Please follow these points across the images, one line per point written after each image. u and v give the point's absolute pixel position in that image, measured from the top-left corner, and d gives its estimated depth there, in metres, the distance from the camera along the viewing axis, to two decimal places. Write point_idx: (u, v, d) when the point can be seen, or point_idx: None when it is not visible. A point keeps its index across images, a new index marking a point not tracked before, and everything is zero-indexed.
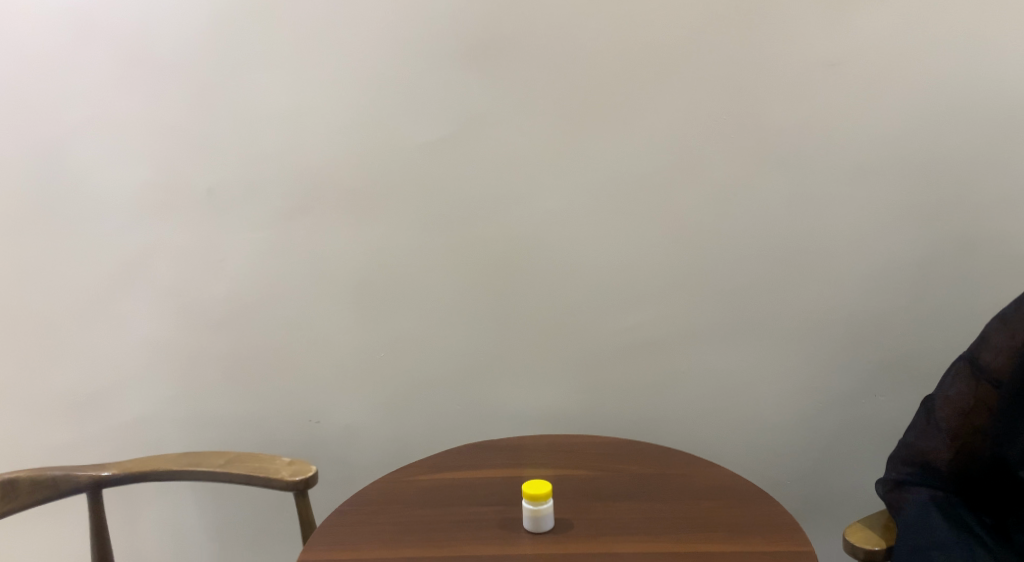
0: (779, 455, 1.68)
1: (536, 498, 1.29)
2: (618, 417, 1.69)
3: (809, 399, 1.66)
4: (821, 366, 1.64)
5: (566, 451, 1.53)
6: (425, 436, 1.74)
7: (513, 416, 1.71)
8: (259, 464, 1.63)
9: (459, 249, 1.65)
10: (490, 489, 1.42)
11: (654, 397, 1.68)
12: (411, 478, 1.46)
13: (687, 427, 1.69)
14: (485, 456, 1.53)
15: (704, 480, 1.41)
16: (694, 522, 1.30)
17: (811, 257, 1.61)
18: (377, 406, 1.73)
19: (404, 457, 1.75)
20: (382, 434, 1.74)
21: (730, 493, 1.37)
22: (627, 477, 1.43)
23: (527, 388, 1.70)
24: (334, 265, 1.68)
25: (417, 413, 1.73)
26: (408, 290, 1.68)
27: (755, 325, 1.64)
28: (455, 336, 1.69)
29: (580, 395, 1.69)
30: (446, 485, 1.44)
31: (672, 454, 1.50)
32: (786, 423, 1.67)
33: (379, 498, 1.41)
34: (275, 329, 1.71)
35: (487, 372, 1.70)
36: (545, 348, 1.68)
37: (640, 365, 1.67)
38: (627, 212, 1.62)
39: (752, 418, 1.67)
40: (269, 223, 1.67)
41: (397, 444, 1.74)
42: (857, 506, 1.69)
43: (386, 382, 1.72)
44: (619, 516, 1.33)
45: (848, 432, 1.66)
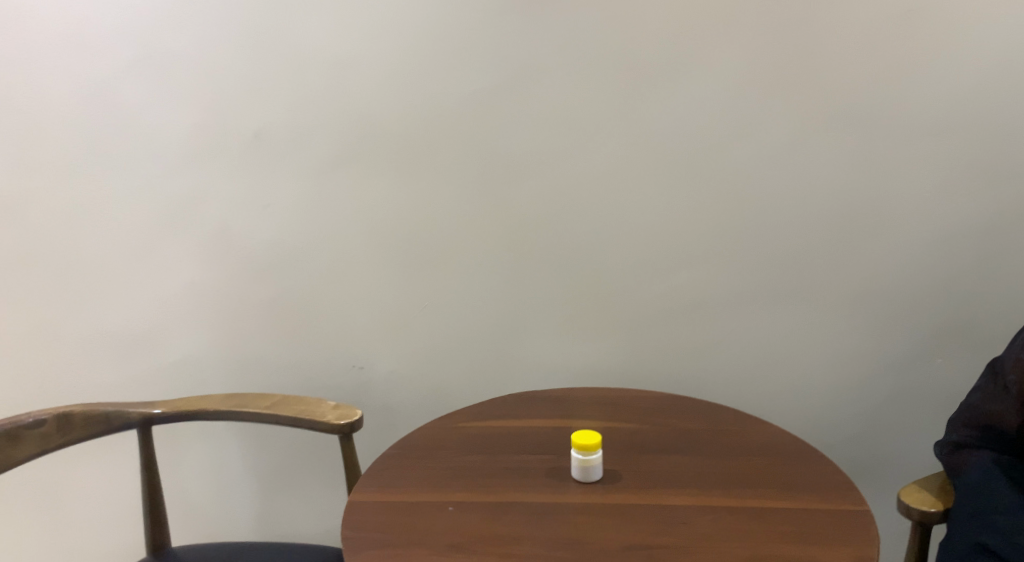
0: (830, 418, 1.65)
1: (585, 448, 1.28)
2: (663, 377, 1.67)
3: (862, 361, 1.62)
4: (876, 328, 1.60)
5: (613, 404, 1.51)
6: (469, 385, 1.73)
7: (559, 371, 1.70)
8: (304, 407, 1.64)
9: (509, 199, 1.63)
10: (536, 439, 1.41)
11: (701, 354, 1.65)
12: (458, 424, 1.46)
13: (734, 386, 1.66)
14: (531, 406, 1.52)
15: (755, 436, 1.39)
16: (744, 478, 1.28)
17: (871, 217, 1.56)
18: (422, 356, 1.73)
19: (447, 408, 1.75)
20: (427, 385, 1.74)
21: (780, 450, 1.35)
22: (676, 431, 1.42)
23: (572, 345, 1.68)
24: (382, 213, 1.66)
25: (461, 362, 1.72)
26: (455, 241, 1.66)
27: (810, 285, 1.60)
28: (502, 290, 1.67)
29: (626, 354, 1.67)
30: (492, 433, 1.43)
31: (722, 410, 1.48)
32: (837, 384, 1.64)
33: (426, 444, 1.41)
34: (322, 274, 1.71)
35: (533, 328, 1.68)
36: (592, 305, 1.66)
37: (688, 324, 1.64)
38: (681, 168, 1.58)
39: (802, 380, 1.64)
40: (317, 170, 1.65)
41: (442, 395, 1.74)
42: (908, 471, 1.66)
43: (431, 333, 1.71)
44: (667, 469, 1.31)
45: (902, 396, 1.63)
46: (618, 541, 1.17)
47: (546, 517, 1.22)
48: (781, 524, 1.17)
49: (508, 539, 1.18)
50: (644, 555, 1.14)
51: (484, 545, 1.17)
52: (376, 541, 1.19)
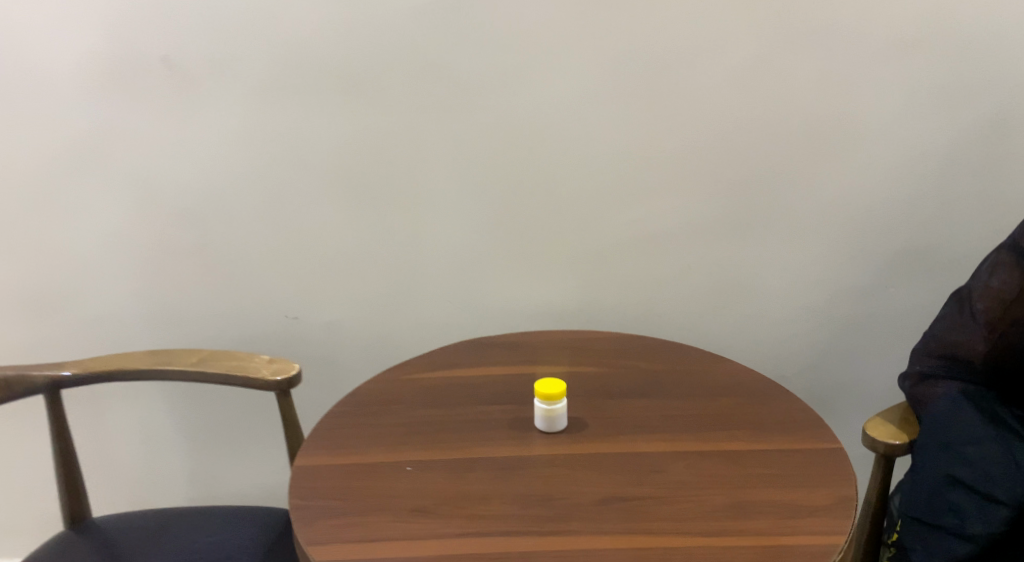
0: (782, 352, 1.64)
1: (550, 398, 1.21)
2: (617, 316, 1.63)
3: (815, 293, 1.60)
4: (831, 260, 1.58)
5: (570, 349, 1.46)
6: (416, 331, 1.64)
7: (509, 312, 1.63)
8: (236, 363, 1.52)
9: (453, 133, 1.52)
10: (496, 389, 1.34)
11: (655, 291, 1.61)
12: (410, 378, 1.38)
13: (688, 322, 1.63)
14: (485, 354, 1.44)
15: (720, 376, 1.36)
16: (714, 420, 1.24)
17: (830, 147, 1.52)
18: (364, 304, 1.62)
19: (393, 357, 1.66)
20: (370, 334, 1.65)
21: (747, 390, 1.32)
22: (639, 374, 1.37)
23: (523, 287, 1.61)
24: (316, 151, 1.53)
25: (407, 307, 1.62)
26: (398, 180, 1.55)
27: (767, 218, 1.56)
28: (448, 231, 1.58)
29: (579, 293, 1.61)
30: (449, 385, 1.35)
31: (682, 350, 1.44)
32: (790, 317, 1.62)
33: (378, 400, 1.32)
34: (251, 218, 1.57)
35: (482, 271, 1.60)
36: (544, 244, 1.58)
37: (643, 262, 1.59)
38: (637, 97, 1.50)
39: (756, 314, 1.62)
40: (243, 102, 1.50)
41: (386, 344, 1.65)
42: (857, 400, 1.67)
43: (373, 280, 1.61)
44: (635, 415, 1.26)
45: (854, 327, 1.62)
46: (593, 494, 1.11)
47: (513, 471, 1.15)
48: (757, 466, 1.14)
49: (476, 499, 1.11)
50: (622, 508, 1.08)
51: (451, 507, 1.10)
52: (333, 509, 1.10)
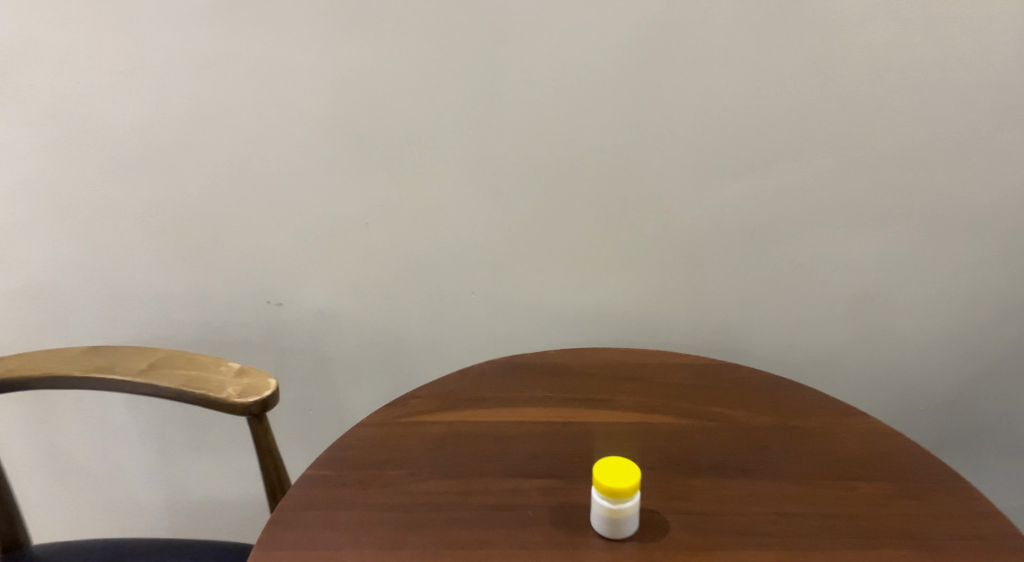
0: (909, 366, 1.26)
1: (618, 494, 0.83)
2: (699, 322, 1.23)
3: (964, 302, 1.22)
4: (988, 253, 1.19)
5: (636, 379, 1.06)
6: (434, 331, 1.25)
7: (552, 314, 1.23)
8: (195, 375, 1.14)
9: (490, 76, 1.10)
10: (533, 448, 0.96)
11: (752, 294, 1.21)
12: (414, 421, 1.00)
13: (791, 334, 1.24)
14: (519, 384, 1.06)
15: (848, 440, 0.97)
16: (849, 528, 0.86)
17: (1014, 104, 1.11)
18: (366, 293, 1.24)
19: (402, 361, 1.28)
20: (374, 332, 1.26)
21: (889, 466, 0.93)
22: (734, 431, 0.98)
23: (576, 281, 1.21)
24: (305, 92, 1.11)
25: (421, 300, 1.23)
26: (412, 138, 1.13)
27: (913, 203, 1.16)
28: (480, 205, 1.17)
29: (651, 291, 1.21)
30: (468, 438, 0.98)
31: (791, 388, 1.04)
32: (928, 331, 1.24)
33: (370, 459, 0.94)
34: (218, 176, 1.17)
35: (522, 258, 1.20)
36: (606, 228, 1.17)
37: (739, 256, 1.19)
38: (759, 34, 1.07)
39: (883, 323, 1.24)
40: (208, 21, 1.08)
41: (392, 345, 1.27)
42: (995, 436, 1.30)
43: (379, 263, 1.21)
44: (734, 513, 0.88)
45: (1008, 346, 1.25)
46: None
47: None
48: None
49: None
50: None
51: None
52: None
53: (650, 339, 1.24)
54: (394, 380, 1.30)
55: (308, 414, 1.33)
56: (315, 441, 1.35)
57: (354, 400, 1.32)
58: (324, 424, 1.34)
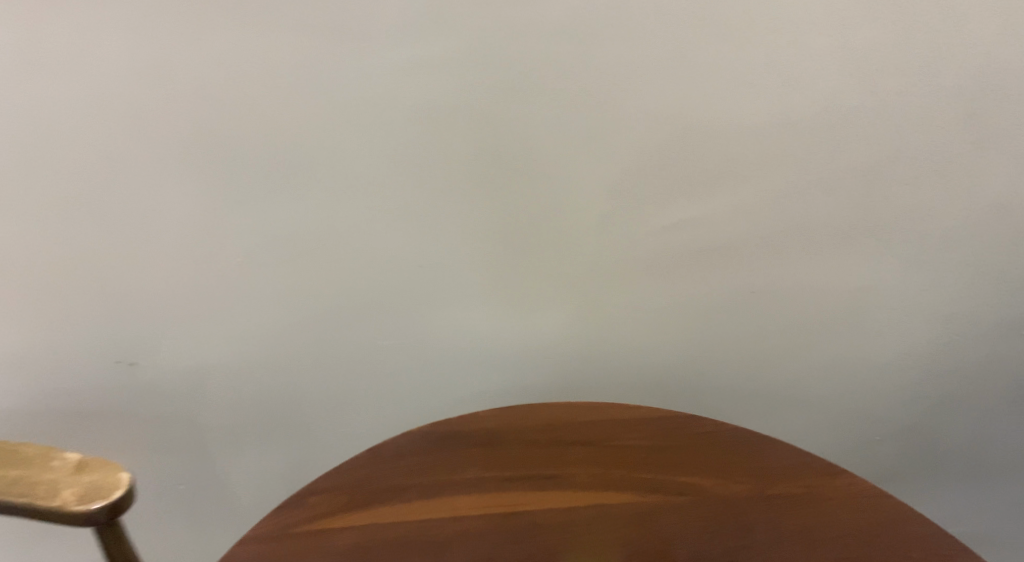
0: (870, 396, 1.13)
1: None
2: (641, 355, 1.09)
3: (933, 324, 1.09)
4: (957, 274, 1.06)
5: (587, 444, 0.88)
6: (332, 386, 1.06)
7: (473, 360, 1.06)
8: (22, 474, 0.86)
9: (391, 88, 0.92)
10: (470, 561, 0.77)
11: (698, 325, 1.07)
12: (317, 530, 0.79)
13: (741, 366, 1.10)
14: (446, 461, 0.85)
15: (838, 515, 0.83)
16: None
17: (989, 113, 0.98)
18: (255, 347, 1.03)
19: (294, 424, 1.07)
20: (262, 391, 1.05)
21: (885, 546, 0.81)
22: (708, 512, 0.82)
23: (503, 318, 1.04)
24: (164, 113, 0.92)
25: (315, 353, 1.04)
26: (299, 165, 0.95)
27: (879, 218, 1.02)
28: (390, 237, 0.99)
29: (587, 325, 1.06)
30: (388, 550, 0.78)
31: (765, 445, 0.89)
32: (893, 357, 1.10)
33: None
34: (55, 214, 0.94)
35: (439, 297, 1.02)
36: (531, 260, 1.02)
37: (684, 285, 1.05)
38: (704, 36, 0.93)
39: (844, 350, 1.10)
40: (37, 25, 0.87)
41: (282, 406, 1.06)
42: (962, 466, 1.18)
43: (273, 312, 1.01)
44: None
45: (978, 370, 1.12)
46: None
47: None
48: None
49: None
50: None
51: None
52: None
53: (587, 378, 1.09)
54: (284, 447, 1.09)
55: (180, 492, 1.09)
56: (188, 525, 1.11)
57: (235, 475, 1.09)
58: (194, 504, 1.10)
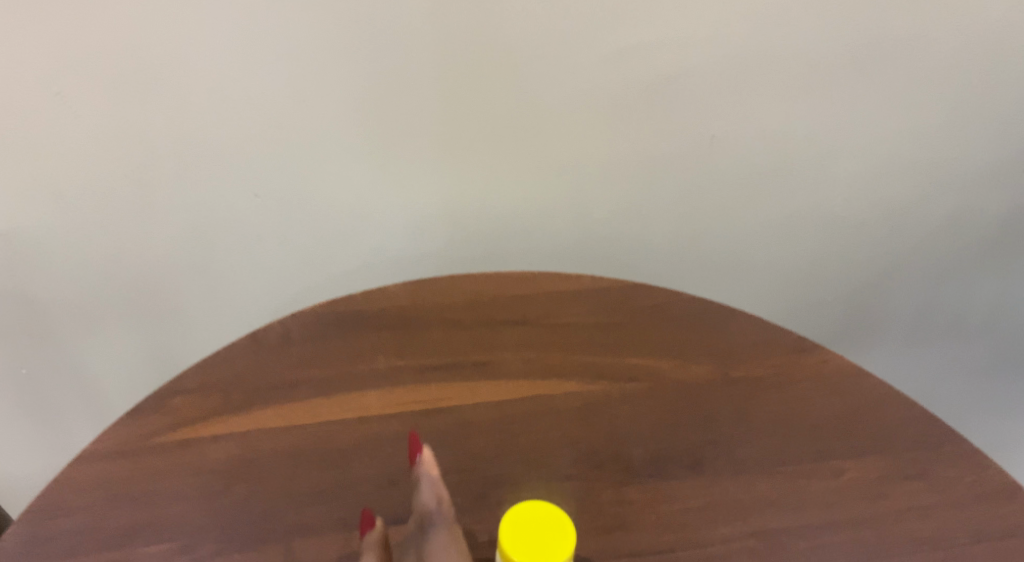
0: (844, 266, 0.94)
1: None
2: (579, 217, 0.85)
3: (925, 185, 0.89)
4: (961, 120, 0.84)
5: (517, 323, 0.72)
6: (177, 269, 0.82)
7: (361, 228, 0.83)
8: None
9: None
10: (379, 474, 0.62)
11: (644, 187, 0.84)
12: (181, 442, 0.61)
13: (698, 236, 0.89)
14: (344, 349, 0.69)
15: (811, 395, 0.70)
16: (843, 549, 0.62)
17: None
18: (67, 214, 0.76)
19: (137, 315, 0.84)
20: (86, 273, 0.80)
21: (869, 433, 0.68)
22: (663, 401, 0.69)
23: (395, 169, 0.79)
24: None
25: (146, 228, 0.79)
26: None
27: (874, 49, 0.78)
28: (227, 66, 0.72)
29: (506, 178, 0.82)
30: (276, 465, 0.61)
31: (725, 317, 0.75)
32: (875, 224, 0.91)
33: (110, 533, 0.57)
34: None
35: (307, 140, 0.77)
36: (427, 101, 0.76)
37: (626, 134, 0.80)
38: None
39: (819, 217, 0.89)
40: None
41: (114, 298, 0.82)
42: (941, 335, 1.03)
43: (84, 167, 0.74)
44: (687, 546, 0.61)
45: (971, 234, 0.94)
46: None
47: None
48: None
49: None
50: None
51: None
52: None
53: (509, 243, 0.86)
54: (130, 344, 0.85)
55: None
56: (15, 440, 0.89)
57: (72, 383, 0.87)
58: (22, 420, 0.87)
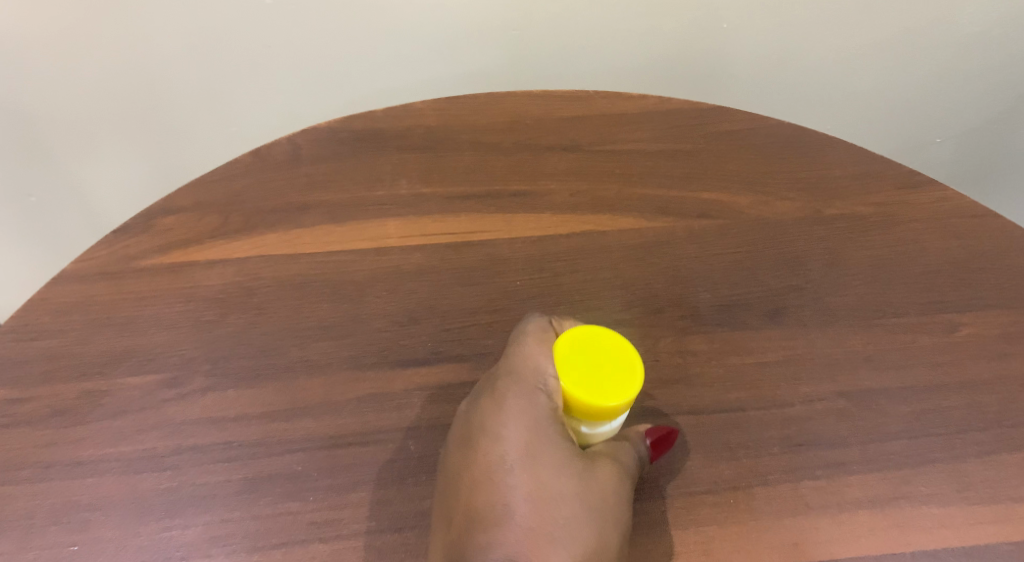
0: (959, 94, 0.80)
1: (600, 418, 0.46)
2: (641, 33, 0.73)
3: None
4: None
5: (565, 148, 0.62)
6: (190, 90, 0.73)
7: (391, 45, 0.72)
8: None
9: None
10: (397, 311, 0.53)
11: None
12: (171, 266, 0.54)
13: (784, 59, 0.76)
14: (363, 171, 0.59)
15: (919, 236, 0.58)
16: (957, 416, 0.51)
17: None
18: (56, 21, 0.67)
19: (152, 141, 0.76)
20: (71, 80, 0.70)
21: (993, 282, 0.56)
22: (737, 239, 0.58)
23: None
24: None
25: (149, 38, 0.69)
26: None
27: None
28: None
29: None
30: (277, 294, 0.53)
31: (814, 145, 0.63)
32: (998, 46, 0.76)
33: (89, 361, 0.50)
34: None
35: None
36: None
37: None
38: None
39: (927, 40, 0.75)
40: None
41: (123, 120, 0.74)
42: None
43: None
44: (761, 405, 0.51)
45: None
46: None
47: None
48: None
49: None
50: None
51: None
52: None
53: (558, 58, 0.74)
54: (147, 171, 0.79)
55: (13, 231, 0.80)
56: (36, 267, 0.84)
57: (88, 213, 0.81)
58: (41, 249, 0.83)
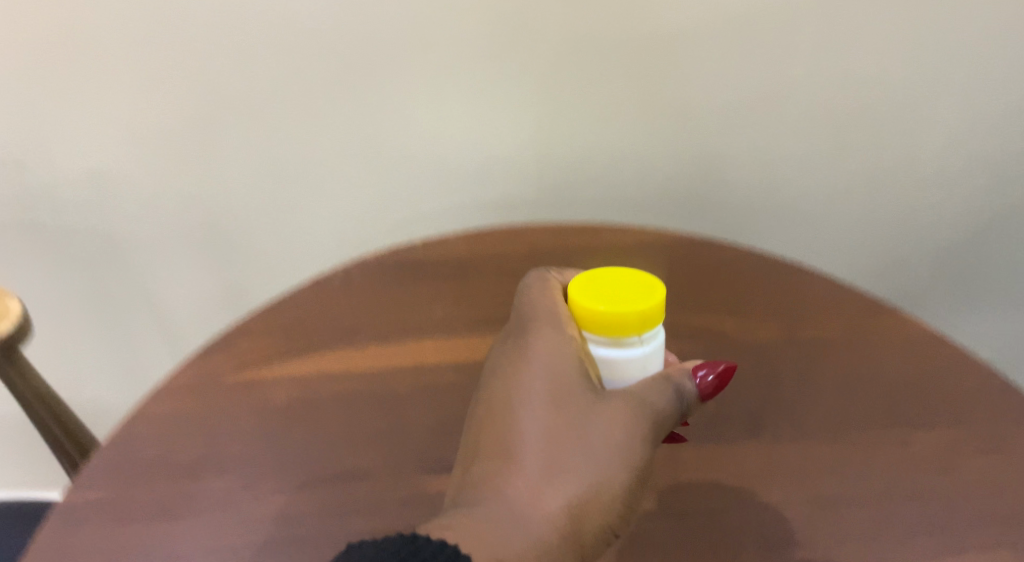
0: (935, 234, 0.89)
1: (631, 323, 0.56)
2: (644, 178, 0.84)
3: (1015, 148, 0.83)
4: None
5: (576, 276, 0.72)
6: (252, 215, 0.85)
7: (426, 185, 0.84)
8: None
9: None
10: (432, 424, 0.62)
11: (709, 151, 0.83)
12: (243, 383, 0.64)
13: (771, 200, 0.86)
14: (406, 298, 0.70)
15: (879, 360, 0.67)
16: (905, 523, 0.59)
17: None
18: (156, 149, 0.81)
19: (216, 258, 0.87)
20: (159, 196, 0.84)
21: (942, 405, 0.65)
22: (722, 358, 0.67)
23: (457, 100, 0.79)
24: None
25: (226, 167, 0.82)
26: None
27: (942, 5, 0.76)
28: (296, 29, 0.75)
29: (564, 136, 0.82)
30: (332, 410, 0.63)
31: (791, 280, 0.73)
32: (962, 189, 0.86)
33: (177, 466, 0.60)
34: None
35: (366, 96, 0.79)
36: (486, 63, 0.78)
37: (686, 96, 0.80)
38: None
39: (897, 181, 0.85)
40: None
41: (196, 237, 0.86)
42: None
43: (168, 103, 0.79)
44: (738, 509, 0.60)
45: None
46: None
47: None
48: None
49: None
50: None
51: None
52: None
53: (572, 200, 0.85)
54: (209, 285, 0.89)
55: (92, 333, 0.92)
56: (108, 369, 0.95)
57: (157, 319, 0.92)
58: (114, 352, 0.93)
